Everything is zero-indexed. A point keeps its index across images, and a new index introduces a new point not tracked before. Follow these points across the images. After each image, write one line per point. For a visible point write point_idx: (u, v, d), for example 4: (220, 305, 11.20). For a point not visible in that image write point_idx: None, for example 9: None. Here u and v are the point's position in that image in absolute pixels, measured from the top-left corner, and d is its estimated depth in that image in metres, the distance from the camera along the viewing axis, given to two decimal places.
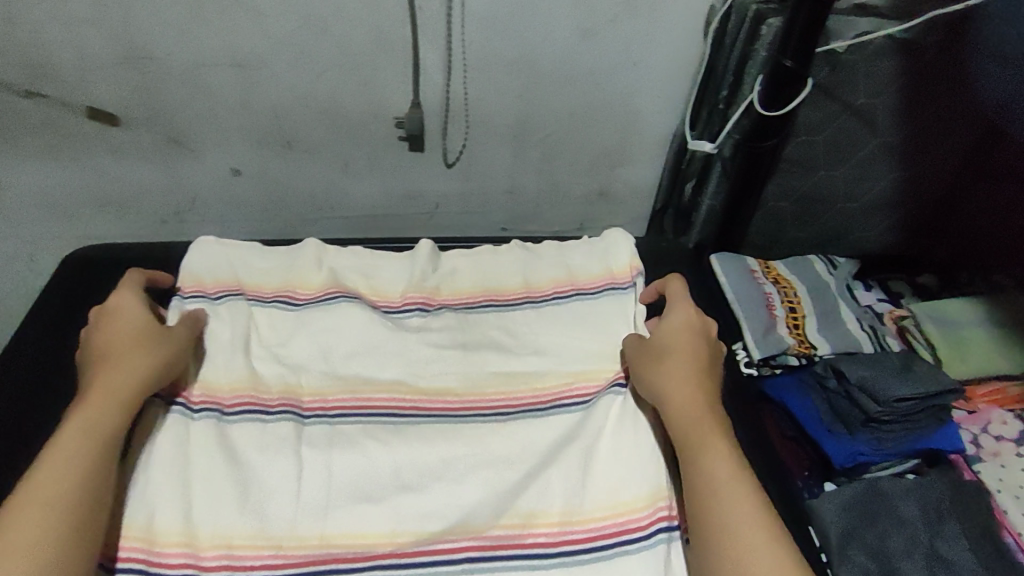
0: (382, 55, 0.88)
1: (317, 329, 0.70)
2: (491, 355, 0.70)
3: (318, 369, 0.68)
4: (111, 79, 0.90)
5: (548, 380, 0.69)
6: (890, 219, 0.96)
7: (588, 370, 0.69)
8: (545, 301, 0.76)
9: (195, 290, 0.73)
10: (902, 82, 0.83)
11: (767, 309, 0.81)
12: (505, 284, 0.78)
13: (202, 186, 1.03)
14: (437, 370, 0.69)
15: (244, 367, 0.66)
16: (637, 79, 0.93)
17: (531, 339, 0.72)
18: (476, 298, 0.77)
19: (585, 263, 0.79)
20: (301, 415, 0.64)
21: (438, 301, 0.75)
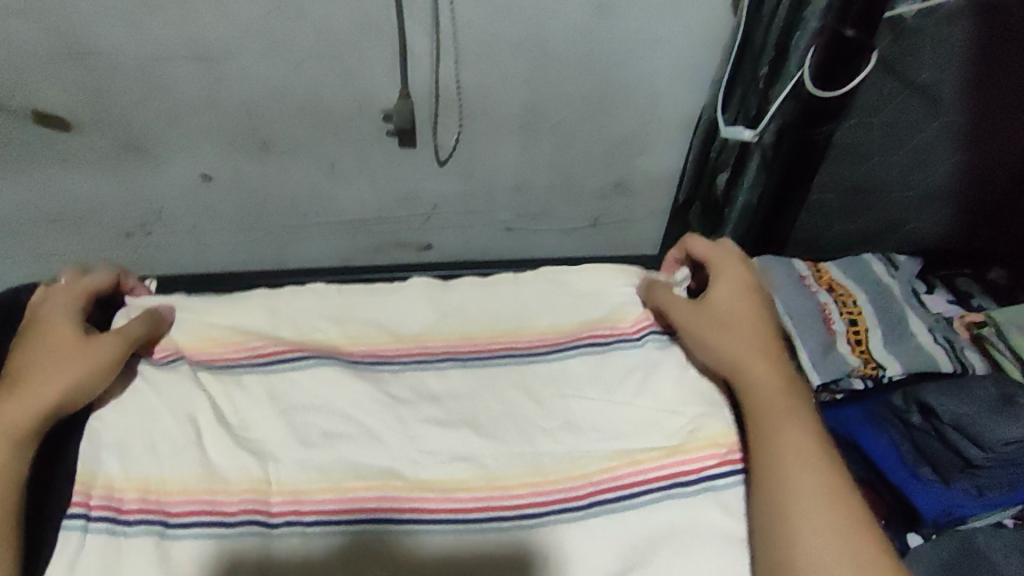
0: (366, 39, 0.75)
1: (286, 398, 0.56)
2: (504, 410, 0.57)
3: (287, 456, 0.53)
4: (51, 78, 0.77)
5: (584, 465, 0.54)
6: (948, 208, 0.83)
7: (634, 449, 0.55)
8: (580, 349, 0.61)
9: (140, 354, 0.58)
10: (973, 54, 0.68)
11: (824, 322, 0.72)
12: (525, 327, 0.63)
13: (169, 195, 0.91)
14: (434, 449, 0.54)
15: (200, 463, 0.52)
16: (663, 56, 0.80)
17: (557, 403, 0.58)
18: (488, 344, 0.62)
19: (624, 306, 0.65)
20: (269, 522, 0.50)
21: (436, 348, 0.61)
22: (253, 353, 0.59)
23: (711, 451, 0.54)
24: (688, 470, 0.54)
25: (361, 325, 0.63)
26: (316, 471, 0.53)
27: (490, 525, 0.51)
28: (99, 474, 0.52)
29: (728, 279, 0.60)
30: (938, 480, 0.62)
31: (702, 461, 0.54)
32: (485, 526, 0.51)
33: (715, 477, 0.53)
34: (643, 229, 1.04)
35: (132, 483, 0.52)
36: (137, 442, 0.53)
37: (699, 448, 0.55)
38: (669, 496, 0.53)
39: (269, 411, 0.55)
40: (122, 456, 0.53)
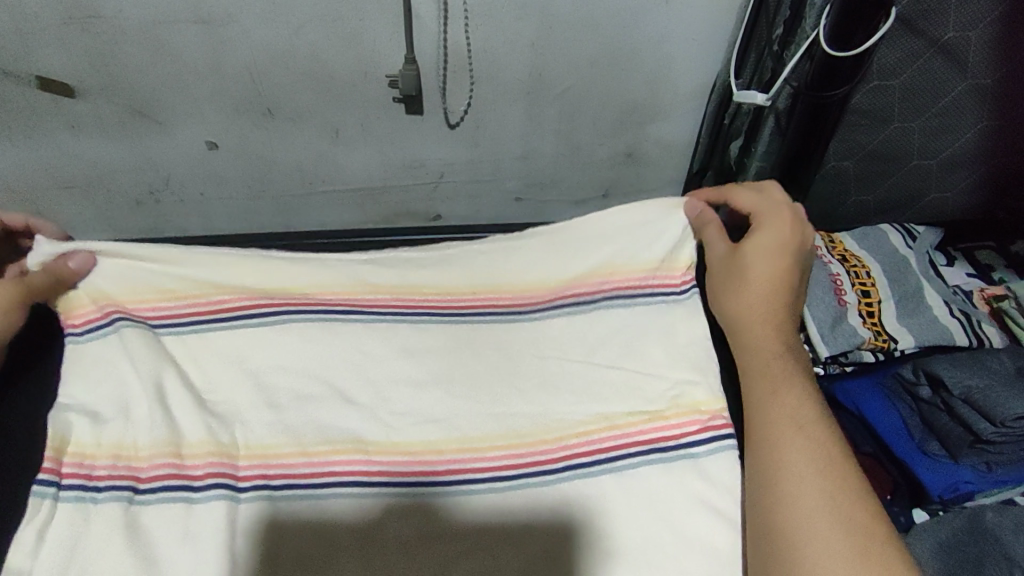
0: (369, 2, 0.73)
1: (266, 362, 0.56)
2: (499, 377, 0.57)
3: (270, 420, 0.54)
4: (56, 45, 0.76)
5: (557, 428, 0.54)
6: (972, 176, 0.79)
7: (615, 414, 0.55)
8: (575, 305, 0.60)
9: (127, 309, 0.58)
10: (1004, 10, 0.63)
11: (836, 293, 0.69)
12: (514, 280, 0.62)
13: (176, 162, 0.91)
14: (420, 413, 0.54)
15: (160, 427, 0.52)
16: (676, 18, 0.77)
17: (539, 367, 0.57)
18: (471, 301, 0.61)
19: (614, 258, 0.62)
20: (235, 487, 0.50)
21: (418, 305, 0.60)
22: (227, 309, 0.58)
23: (692, 419, 0.55)
24: (669, 436, 0.54)
25: (344, 284, 0.60)
26: (310, 435, 0.53)
27: (465, 487, 0.51)
28: (70, 439, 0.52)
29: (769, 231, 0.58)
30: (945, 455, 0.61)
31: (683, 427, 0.54)
32: (460, 489, 0.51)
33: (698, 446, 0.53)
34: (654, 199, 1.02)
35: (101, 445, 0.52)
36: (110, 404, 0.54)
37: (681, 414, 0.55)
38: (648, 461, 0.53)
39: (234, 372, 0.55)
40: (94, 422, 0.53)
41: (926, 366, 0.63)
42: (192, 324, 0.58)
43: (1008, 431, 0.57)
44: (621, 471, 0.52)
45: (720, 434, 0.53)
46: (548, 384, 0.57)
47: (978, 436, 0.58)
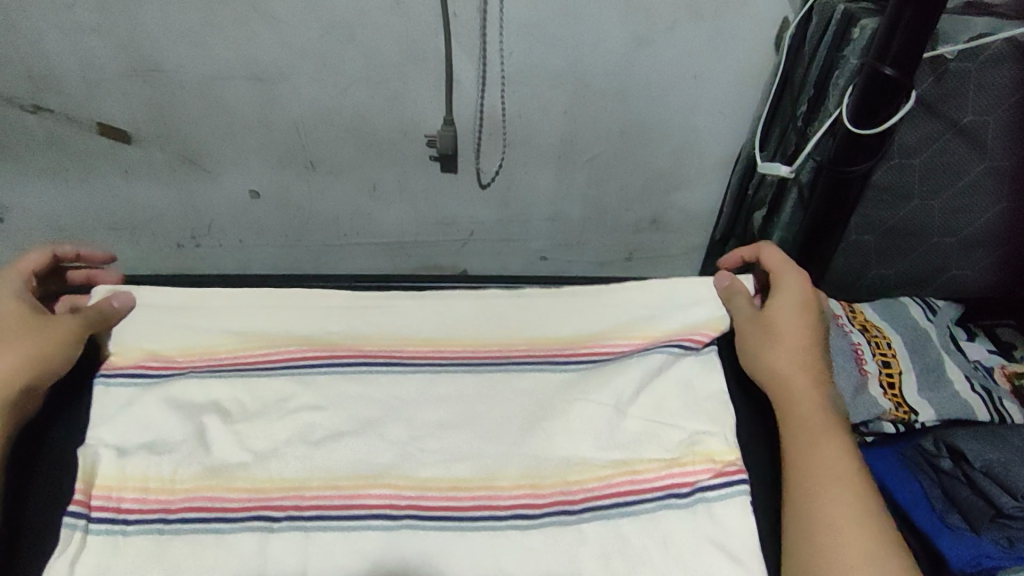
0: (411, 67, 0.79)
1: (291, 403, 0.57)
2: (523, 425, 0.57)
3: (300, 455, 0.54)
4: (120, 95, 0.81)
5: (584, 471, 0.55)
6: (991, 256, 0.81)
7: (634, 460, 0.55)
8: (602, 363, 0.61)
9: (157, 360, 0.59)
10: (1020, 97, 0.67)
11: (857, 363, 0.70)
12: (538, 336, 0.63)
13: (219, 208, 0.95)
14: (450, 453, 0.55)
15: (200, 460, 0.54)
16: (699, 94, 0.82)
17: (571, 408, 0.58)
18: (516, 348, 0.62)
19: (622, 323, 0.64)
20: (273, 518, 0.51)
21: (456, 349, 0.62)
22: (256, 356, 0.60)
23: (706, 466, 0.55)
24: (684, 483, 0.54)
25: (384, 332, 0.62)
26: (338, 471, 0.53)
27: (493, 522, 0.52)
28: (97, 474, 0.53)
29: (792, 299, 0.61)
30: (968, 528, 0.58)
31: (696, 474, 0.55)
32: (486, 528, 0.52)
33: (708, 489, 0.54)
34: (677, 265, 1.04)
35: (127, 469, 0.53)
36: (154, 432, 0.56)
37: (695, 462, 0.55)
38: (665, 507, 0.53)
39: (271, 411, 0.57)
40: (119, 455, 0.54)
41: (948, 438, 0.63)
42: (232, 366, 0.59)
43: None
44: (640, 513, 0.53)
45: (732, 480, 0.54)
46: (577, 438, 0.56)
47: (999, 509, 0.57)
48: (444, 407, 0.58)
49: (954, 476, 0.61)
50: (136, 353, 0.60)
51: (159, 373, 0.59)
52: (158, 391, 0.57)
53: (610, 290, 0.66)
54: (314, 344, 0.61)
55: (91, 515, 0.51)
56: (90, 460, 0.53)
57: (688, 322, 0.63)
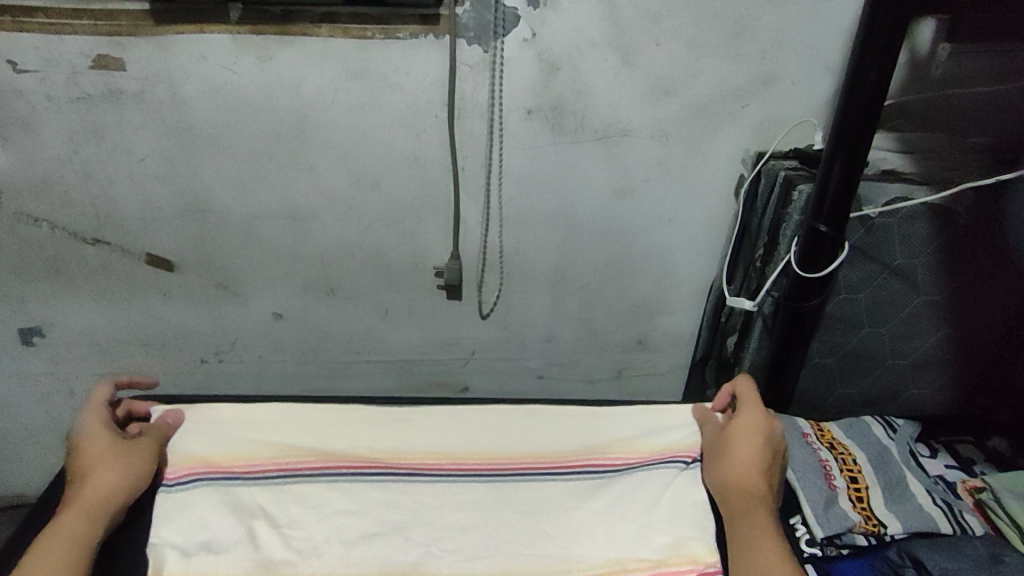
0: (425, 210, 0.92)
1: (326, 510, 0.67)
2: (529, 529, 0.66)
3: (330, 555, 0.63)
4: (172, 229, 0.93)
5: (581, 568, 0.63)
6: (944, 377, 0.90)
7: (625, 560, 0.63)
8: (591, 473, 0.71)
9: (213, 467, 0.69)
10: (938, 244, 0.81)
11: (826, 477, 0.76)
12: (529, 450, 0.73)
13: (244, 329, 1.04)
14: (463, 552, 0.64)
15: (252, 559, 0.62)
16: (672, 233, 0.95)
17: (564, 518, 0.67)
18: (516, 462, 0.72)
19: (609, 442, 0.74)
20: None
21: (462, 466, 0.72)
22: (292, 466, 0.70)
23: (689, 566, 0.62)
24: None
25: (404, 448, 0.73)
26: (371, 568, 0.62)
27: None
28: (164, 571, 0.61)
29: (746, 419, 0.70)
30: None
31: (681, 574, 0.62)
32: None
33: None
34: (664, 385, 1.12)
35: (190, 564, 0.62)
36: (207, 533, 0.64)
37: (679, 562, 0.63)
38: None
39: (311, 516, 0.66)
40: (183, 555, 0.62)
41: (910, 550, 0.70)
42: (278, 475, 0.70)
43: None
44: None
45: None
46: (574, 539, 0.65)
47: None
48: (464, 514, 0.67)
49: None
50: (192, 462, 0.70)
51: (214, 477, 0.69)
52: (221, 501, 0.67)
53: (601, 411, 0.78)
54: (338, 454, 0.72)
55: None
56: (157, 559, 0.62)
57: (669, 442, 0.73)
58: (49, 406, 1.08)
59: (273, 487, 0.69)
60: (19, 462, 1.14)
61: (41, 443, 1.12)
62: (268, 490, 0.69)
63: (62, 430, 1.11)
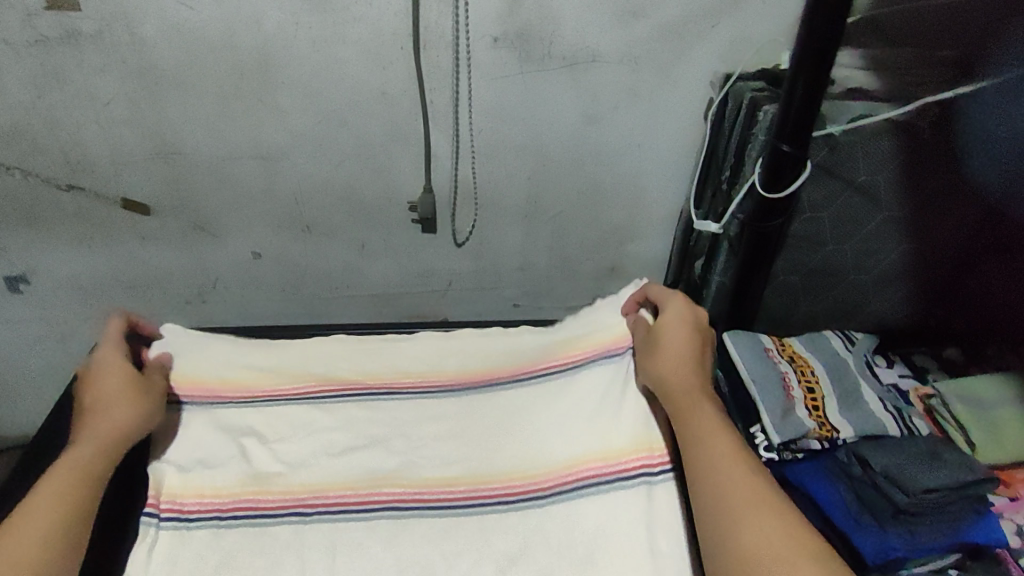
0: (395, 144, 0.92)
1: (312, 430, 0.73)
2: (497, 439, 0.72)
3: (314, 465, 0.69)
4: (143, 172, 0.93)
5: (546, 464, 0.69)
6: (905, 290, 0.93)
7: (588, 454, 0.70)
8: (555, 374, 0.79)
9: (206, 391, 0.76)
10: (901, 159, 0.81)
11: (784, 389, 0.82)
12: (498, 366, 0.81)
13: (225, 269, 1.05)
14: (442, 457, 0.71)
15: (244, 471, 0.68)
16: (643, 160, 0.96)
17: (530, 422, 0.74)
18: (479, 376, 0.80)
19: (568, 342, 0.83)
20: (302, 513, 0.65)
21: (435, 382, 0.79)
22: (280, 389, 0.77)
23: (645, 454, 0.69)
24: (630, 468, 0.68)
25: (386, 370, 0.81)
26: (355, 477, 0.68)
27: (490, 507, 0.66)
28: (164, 484, 0.67)
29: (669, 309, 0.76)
30: (875, 523, 0.70)
31: (636, 464, 0.68)
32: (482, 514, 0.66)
33: (647, 474, 0.67)
34: None
35: (187, 476, 0.68)
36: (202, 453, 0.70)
37: (637, 452, 0.69)
38: (615, 488, 0.67)
39: (300, 432, 0.73)
40: (179, 471, 0.68)
41: (857, 450, 0.75)
42: (270, 396, 0.76)
43: (922, 502, 0.69)
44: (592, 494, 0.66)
45: (665, 467, 0.68)
46: (537, 445, 0.72)
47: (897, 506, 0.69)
48: (439, 427, 0.74)
49: (863, 481, 0.73)
50: (189, 383, 0.76)
51: (210, 401, 0.76)
52: (208, 421, 0.73)
53: (564, 325, 0.86)
54: (325, 378, 0.79)
55: (163, 512, 0.65)
56: (158, 475, 0.68)
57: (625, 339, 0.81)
58: (40, 351, 1.11)
59: (258, 408, 0.75)
60: (17, 405, 1.18)
61: (37, 386, 1.15)
62: (254, 411, 0.75)
63: (57, 374, 1.14)
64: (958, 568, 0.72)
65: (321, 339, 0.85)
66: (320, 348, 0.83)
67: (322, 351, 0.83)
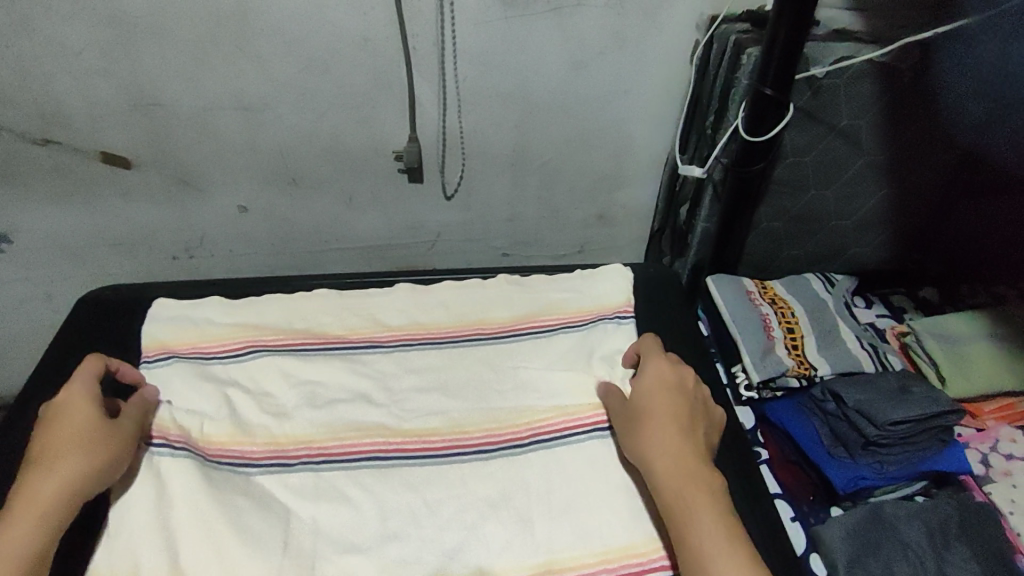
0: (380, 92, 0.91)
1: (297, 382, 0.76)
2: (473, 386, 0.76)
3: (297, 415, 0.72)
4: (121, 125, 0.92)
5: (526, 415, 0.73)
6: (884, 235, 0.95)
7: (567, 405, 0.74)
8: (537, 334, 0.82)
9: (196, 349, 0.77)
10: (883, 104, 0.82)
11: (765, 330, 0.85)
12: (487, 319, 0.83)
13: (211, 225, 1.04)
14: (420, 408, 0.74)
15: (227, 421, 0.71)
16: (630, 106, 0.95)
17: (513, 373, 0.78)
18: (461, 330, 0.82)
19: (552, 304, 0.85)
20: (288, 463, 0.69)
21: (420, 335, 0.81)
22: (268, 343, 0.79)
23: None
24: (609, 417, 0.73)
25: (362, 327, 0.82)
26: (337, 425, 0.71)
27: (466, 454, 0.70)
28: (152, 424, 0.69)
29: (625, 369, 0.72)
30: (847, 455, 0.75)
31: None
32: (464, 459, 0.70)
33: None
34: (626, 257, 1.16)
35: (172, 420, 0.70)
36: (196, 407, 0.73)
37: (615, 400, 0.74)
38: (595, 436, 0.72)
39: (284, 384, 0.75)
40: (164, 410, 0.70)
41: (829, 386, 0.78)
42: (257, 351, 0.77)
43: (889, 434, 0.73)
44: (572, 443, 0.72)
45: None
46: (520, 392, 0.76)
47: (866, 438, 0.74)
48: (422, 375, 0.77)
49: (835, 416, 0.77)
50: (182, 343, 0.78)
51: (193, 357, 0.77)
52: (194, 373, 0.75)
53: (549, 281, 0.88)
54: (304, 332, 0.81)
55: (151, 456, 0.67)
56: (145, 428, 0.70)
57: (607, 301, 0.84)
58: (27, 311, 1.10)
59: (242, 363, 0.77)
60: (8, 367, 1.18)
61: (26, 347, 1.15)
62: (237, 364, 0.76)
63: (47, 333, 1.14)
64: (924, 494, 0.77)
65: (318, 292, 0.86)
66: (306, 305, 0.84)
67: (308, 305, 0.84)
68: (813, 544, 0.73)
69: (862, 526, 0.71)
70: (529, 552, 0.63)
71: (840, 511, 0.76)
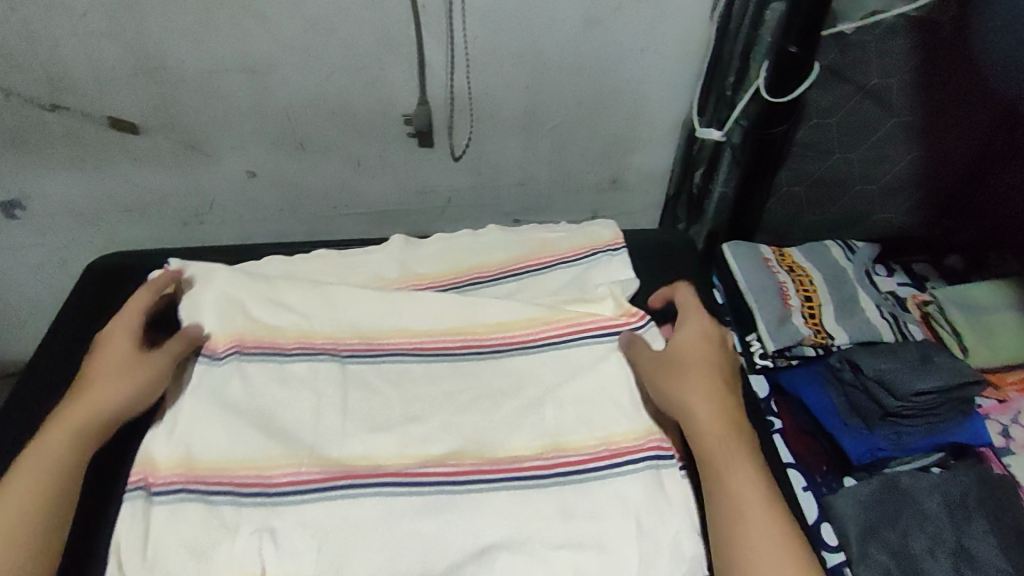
0: (387, 53, 0.88)
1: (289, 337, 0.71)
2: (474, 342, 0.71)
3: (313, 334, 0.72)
4: (127, 89, 0.90)
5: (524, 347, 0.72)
6: (911, 200, 0.92)
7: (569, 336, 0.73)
8: (529, 274, 0.80)
9: None
10: (918, 61, 0.78)
11: (781, 298, 0.83)
12: (481, 263, 0.81)
13: (221, 190, 1.04)
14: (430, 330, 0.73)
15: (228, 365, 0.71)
16: (646, 65, 0.92)
17: None
18: (460, 278, 0.80)
19: (544, 242, 0.83)
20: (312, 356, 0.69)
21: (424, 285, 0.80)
22: None
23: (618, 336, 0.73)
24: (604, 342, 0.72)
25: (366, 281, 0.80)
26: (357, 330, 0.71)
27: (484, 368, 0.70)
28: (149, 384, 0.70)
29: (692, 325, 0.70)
30: (864, 427, 0.74)
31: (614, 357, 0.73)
32: None
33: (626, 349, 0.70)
34: (640, 221, 1.14)
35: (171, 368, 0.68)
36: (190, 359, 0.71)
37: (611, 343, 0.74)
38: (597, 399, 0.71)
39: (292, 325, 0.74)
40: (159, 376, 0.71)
41: (849, 356, 0.77)
42: None
43: (909, 406, 0.72)
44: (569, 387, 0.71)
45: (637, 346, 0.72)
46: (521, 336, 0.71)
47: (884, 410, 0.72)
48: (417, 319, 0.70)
49: (853, 386, 0.76)
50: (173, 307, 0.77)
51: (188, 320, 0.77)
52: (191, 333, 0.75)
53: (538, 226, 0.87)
54: None
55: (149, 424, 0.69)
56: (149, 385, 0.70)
57: (596, 240, 0.83)
58: (43, 275, 1.11)
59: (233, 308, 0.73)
60: (27, 330, 1.20)
61: (44, 310, 1.17)
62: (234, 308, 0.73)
63: (64, 296, 1.15)
64: (941, 466, 0.77)
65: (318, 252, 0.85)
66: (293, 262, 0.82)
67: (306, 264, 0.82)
68: (825, 514, 0.73)
69: (877, 499, 0.71)
70: (538, 502, 0.60)
71: (853, 482, 0.76)
